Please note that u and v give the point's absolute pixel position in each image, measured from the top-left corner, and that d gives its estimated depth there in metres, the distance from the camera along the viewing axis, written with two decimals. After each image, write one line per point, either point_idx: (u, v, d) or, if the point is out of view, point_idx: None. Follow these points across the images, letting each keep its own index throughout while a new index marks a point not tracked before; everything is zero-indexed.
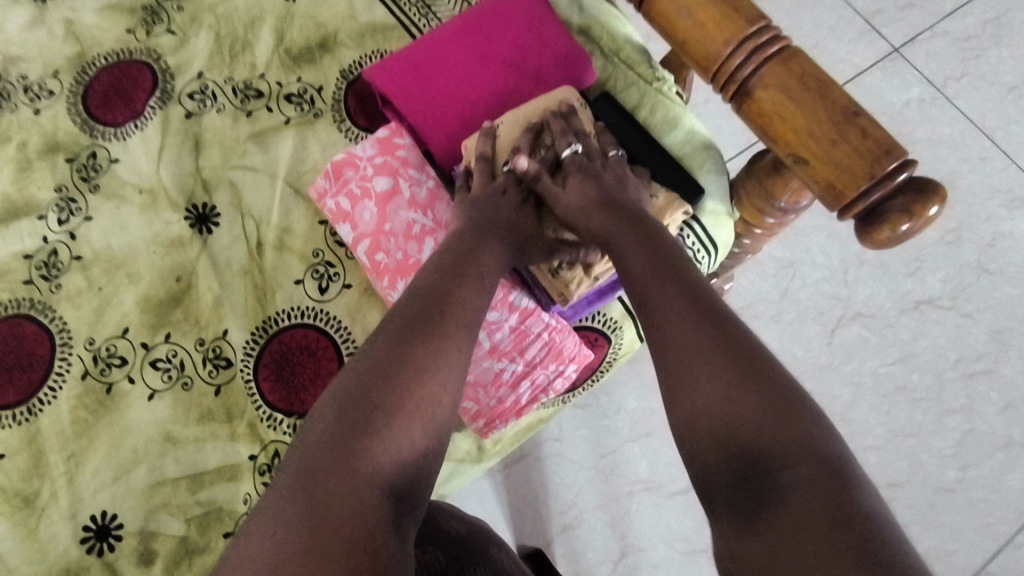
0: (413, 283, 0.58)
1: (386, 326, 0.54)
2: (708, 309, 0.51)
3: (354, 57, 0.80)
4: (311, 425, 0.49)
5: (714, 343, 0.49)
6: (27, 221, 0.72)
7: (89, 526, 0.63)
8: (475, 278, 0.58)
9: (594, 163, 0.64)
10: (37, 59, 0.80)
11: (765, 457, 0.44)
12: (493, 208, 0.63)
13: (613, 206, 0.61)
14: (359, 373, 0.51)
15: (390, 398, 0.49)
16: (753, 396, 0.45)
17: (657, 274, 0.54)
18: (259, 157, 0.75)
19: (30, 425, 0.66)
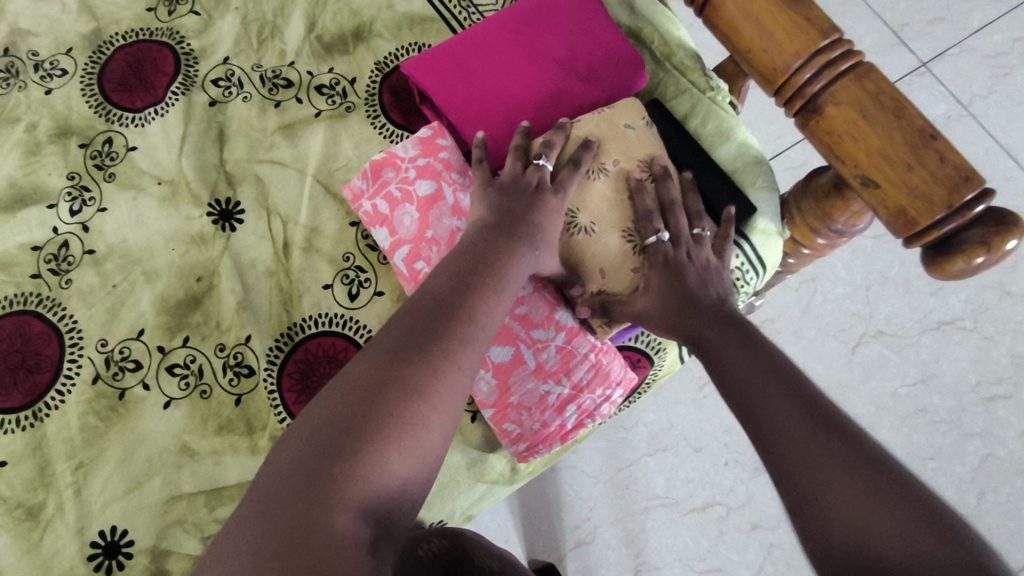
0: (426, 284, 0.53)
1: (402, 321, 0.49)
2: (811, 405, 0.46)
3: (390, 48, 0.75)
4: (301, 435, 0.43)
5: (814, 431, 0.44)
6: (35, 211, 0.67)
7: (97, 542, 0.59)
8: (491, 284, 0.53)
9: (677, 255, 0.59)
10: (48, 35, 0.74)
11: (899, 574, 0.37)
12: (525, 200, 0.59)
13: (702, 299, 0.57)
14: (361, 375, 0.45)
15: (396, 407, 0.43)
16: (876, 499, 0.39)
17: (746, 359, 0.51)
18: (288, 151, 0.71)
19: (35, 432, 0.61)
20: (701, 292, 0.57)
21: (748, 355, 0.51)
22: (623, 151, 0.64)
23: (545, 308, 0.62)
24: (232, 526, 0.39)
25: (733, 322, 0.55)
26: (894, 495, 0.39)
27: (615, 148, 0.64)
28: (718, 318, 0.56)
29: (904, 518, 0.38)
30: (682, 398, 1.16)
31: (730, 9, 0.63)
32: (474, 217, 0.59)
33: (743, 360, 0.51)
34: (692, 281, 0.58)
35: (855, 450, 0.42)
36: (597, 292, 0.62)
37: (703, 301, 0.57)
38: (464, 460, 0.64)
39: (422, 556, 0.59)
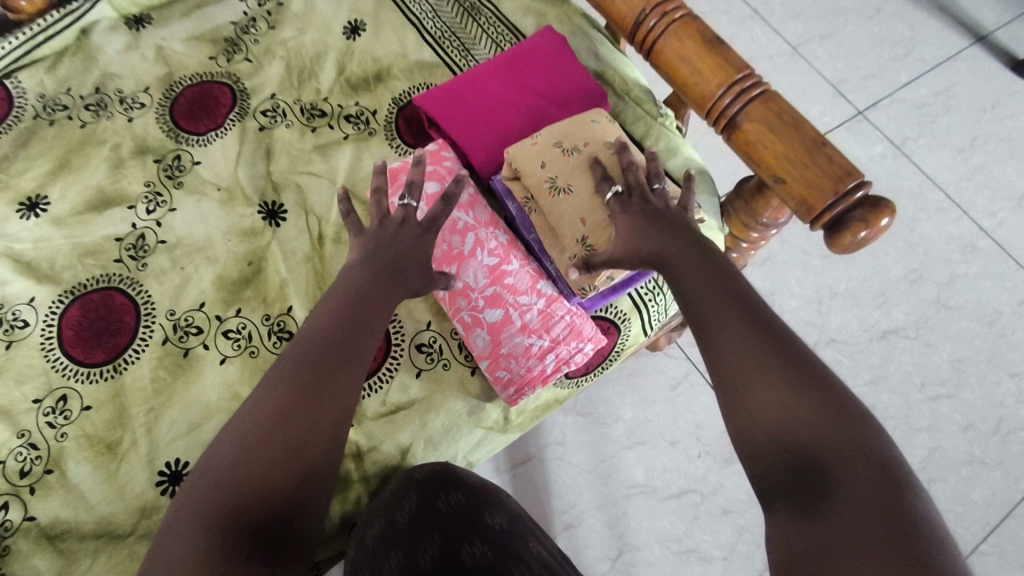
0: (318, 313, 0.64)
1: (287, 362, 0.60)
2: (772, 334, 0.57)
3: (404, 87, 0.94)
4: (220, 447, 0.56)
5: (772, 355, 0.55)
6: (118, 210, 0.83)
7: (164, 471, 0.72)
8: (370, 308, 0.64)
9: (636, 200, 0.70)
10: (131, 77, 0.93)
11: (820, 461, 0.48)
12: (392, 238, 0.69)
13: (678, 241, 0.67)
14: (249, 419, 0.56)
15: (281, 440, 0.54)
16: (814, 406, 0.51)
17: (716, 298, 0.61)
18: (322, 165, 0.88)
19: (115, 382, 0.75)
20: (668, 231, 0.67)
21: (721, 292, 0.61)
22: (591, 136, 0.77)
23: (529, 279, 0.77)
24: (155, 551, 0.51)
25: (707, 262, 0.65)
26: (827, 405, 0.51)
27: (582, 135, 0.78)
28: (699, 259, 0.65)
29: (829, 421, 0.50)
30: (657, 398, 1.30)
31: (668, 54, 0.82)
32: (355, 256, 0.69)
33: (712, 293, 0.61)
34: (653, 220, 0.68)
35: (797, 375, 0.53)
36: (583, 242, 0.73)
37: (678, 240, 0.67)
38: (465, 408, 0.77)
39: (414, 477, 0.70)
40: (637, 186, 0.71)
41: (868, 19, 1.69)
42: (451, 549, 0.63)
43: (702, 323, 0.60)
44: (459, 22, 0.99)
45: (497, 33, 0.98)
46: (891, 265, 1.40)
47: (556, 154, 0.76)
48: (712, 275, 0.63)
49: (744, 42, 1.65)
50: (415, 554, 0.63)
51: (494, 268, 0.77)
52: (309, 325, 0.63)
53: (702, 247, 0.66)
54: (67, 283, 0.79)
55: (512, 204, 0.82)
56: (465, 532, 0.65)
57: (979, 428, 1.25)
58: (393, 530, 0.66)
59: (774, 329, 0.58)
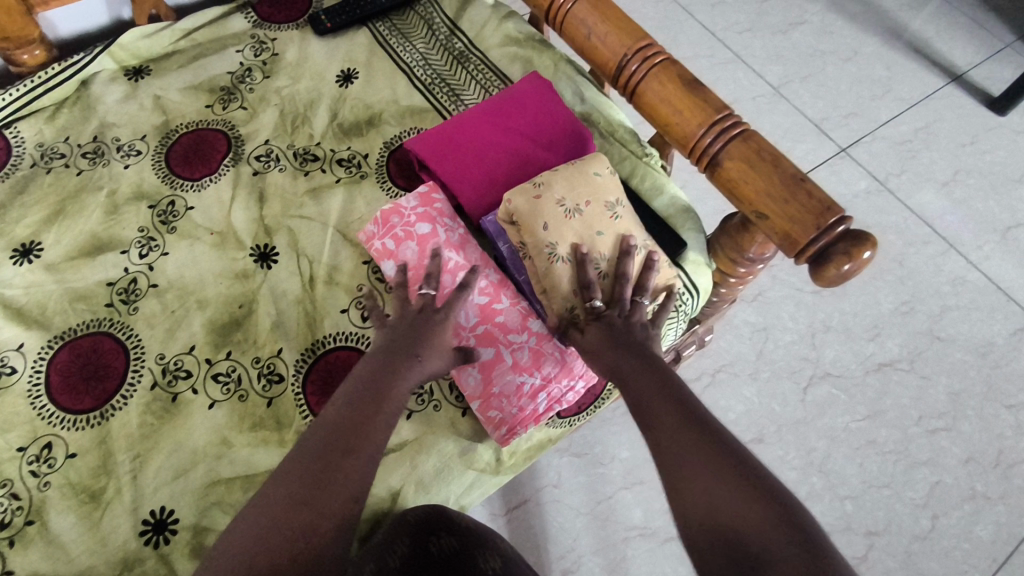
0: (337, 397, 0.65)
1: (296, 459, 0.60)
2: (709, 430, 0.58)
3: (395, 132, 0.97)
4: (233, 536, 0.56)
5: (711, 451, 0.56)
6: (111, 255, 0.84)
7: (148, 520, 0.70)
8: (389, 392, 0.64)
9: (612, 316, 0.71)
10: (128, 126, 0.95)
11: (750, 547, 0.50)
12: (413, 323, 0.69)
13: (629, 343, 0.68)
14: (255, 518, 0.56)
15: (283, 544, 0.54)
16: (742, 492, 0.53)
17: (654, 394, 0.63)
18: (314, 209, 0.89)
19: (102, 428, 0.74)
20: (627, 341, 0.68)
21: (657, 389, 0.63)
22: (591, 195, 0.77)
23: (520, 317, 0.77)
24: None
25: (645, 360, 0.67)
26: (761, 495, 0.52)
27: (582, 179, 0.79)
28: (639, 357, 0.67)
29: (756, 503, 0.52)
30: None
31: (651, 96, 0.85)
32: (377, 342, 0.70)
33: (650, 390, 0.64)
34: (622, 334, 0.69)
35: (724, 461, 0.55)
36: (571, 308, 0.73)
37: (631, 346, 0.68)
38: (456, 449, 0.76)
39: (405, 521, 0.68)
40: (622, 306, 0.72)
41: (847, 60, 1.75)
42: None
43: (645, 422, 0.62)
44: (448, 69, 1.03)
45: (485, 79, 1.01)
46: (882, 298, 1.41)
47: (557, 201, 0.76)
48: (650, 371, 0.65)
49: (727, 84, 1.70)
50: None
51: (485, 307, 0.77)
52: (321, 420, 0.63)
53: (645, 352, 0.68)
54: (57, 329, 0.79)
55: (504, 243, 0.82)
56: None
57: (979, 461, 1.23)
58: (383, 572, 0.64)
59: (700, 418, 0.60)
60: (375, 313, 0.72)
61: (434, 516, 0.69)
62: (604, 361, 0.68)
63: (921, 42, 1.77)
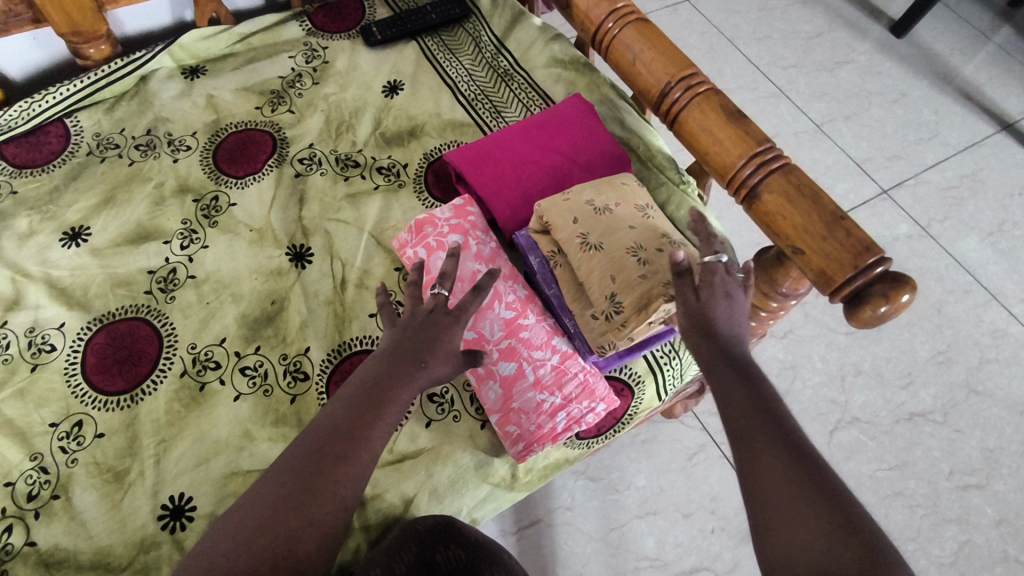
0: (339, 397, 0.64)
1: (292, 459, 0.60)
2: (805, 457, 0.53)
3: (435, 144, 0.99)
4: (227, 528, 0.57)
5: (804, 489, 0.51)
6: (154, 244, 0.87)
7: (167, 505, 0.71)
8: (390, 398, 0.63)
9: (730, 279, 0.64)
10: (181, 122, 0.99)
11: None
12: (422, 326, 0.67)
13: (731, 329, 0.62)
14: (245, 517, 0.57)
15: (267, 549, 0.55)
16: (850, 539, 0.47)
17: (750, 407, 0.57)
18: (351, 213, 0.91)
19: (130, 410, 0.76)
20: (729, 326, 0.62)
21: (752, 402, 0.58)
22: (621, 198, 0.79)
23: (545, 334, 0.77)
24: None
25: (738, 367, 0.61)
26: (862, 543, 0.47)
27: (615, 196, 0.80)
28: (733, 360, 0.61)
29: (865, 553, 0.46)
30: (671, 466, 1.26)
31: (692, 124, 0.85)
32: (385, 342, 0.68)
33: (744, 403, 0.58)
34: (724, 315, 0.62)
35: (827, 500, 0.50)
36: (612, 299, 0.72)
37: (735, 337, 0.62)
38: (473, 461, 0.76)
39: (414, 529, 0.68)
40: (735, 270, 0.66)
41: (894, 102, 1.72)
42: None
43: (738, 439, 0.56)
44: (492, 86, 1.04)
45: (527, 97, 1.03)
46: (917, 346, 1.37)
47: (589, 212, 0.77)
48: (746, 382, 0.59)
49: (769, 118, 1.69)
50: None
51: (511, 321, 0.77)
52: (321, 420, 0.62)
53: (738, 354, 0.61)
54: (97, 311, 0.82)
55: (535, 258, 0.82)
56: None
57: (1013, 523, 1.18)
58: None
59: (801, 446, 0.54)
60: (387, 317, 0.70)
61: (443, 526, 0.69)
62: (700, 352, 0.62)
63: (972, 89, 1.74)
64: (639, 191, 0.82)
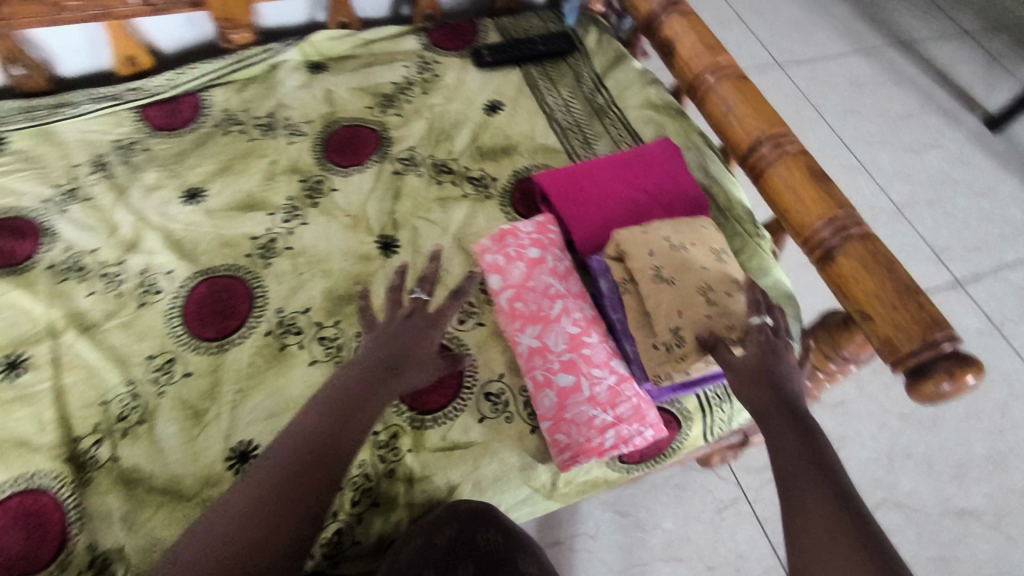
0: (323, 393, 0.70)
1: (281, 449, 0.65)
2: (853, 511, 0.57)
3: (526, 164, 1.05)
4: (223, 510, 0.62)
5: (847, 539, 0.55)
6: (261, 214, 0.96)
7: (235, 449, 0.77)
8: (370, 392, 0.70)
9: (778, 340, 0.69)
10: (299, 110, 1.08)
11: None
12: (401, 331, 0.75)
13: (784, 383, 0.66)
14: (243, 498, 0.62)
15: (256, 534, 0.59)
16: None
17: (801, 458, 0.61)
18: (440, 215, 0.98)
19: (217, 357, 0.83)
20: (778, 376, 0.66)
21: (805, 452, 0.61)
22: (697, 238, 0.83)
23: (606, 354, 0.81)
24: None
25: (795, 416, 0.64)
26: None
27: (691, 236, 0.83)
28: (790, 409, 0.65)
29: None
30: (701, 516, 1.25)
31: (776, 180, 0.88)
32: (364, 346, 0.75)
33: (798, 452, 0.62)
34: (770, 365, 0.67)
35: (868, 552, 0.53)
36: (676, 331, 0.75)
37: (785, 390, 0.66)
38: (518, 462, 0.79)
39: (458, 510, 0.71)
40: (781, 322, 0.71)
41: (980, 195, 1.70)
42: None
43: (787, 484, 0.61)
44: (586, 118, 1.11)
45: (617, 134, 1.08)
46: (973, 442, 1.33)
47: (666, 247, 0.81)
48: (798, 431, 0.63)
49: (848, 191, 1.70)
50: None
51: (576, 336, 0.81)
52: (299, 420, 0.67)
53: (795, 402, 0.65)
54: (203, 265, 0.90)
55: (606, 283, 0.86)
56: (500, 567, 0.65)
57: None
58: (426, 551, 0.66)
59: (850, 499, 0.58)
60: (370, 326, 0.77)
61: (485, 514, 0.71)
62: (747, 397, 0.66)
63: None
64: (716, 235, 0.85)
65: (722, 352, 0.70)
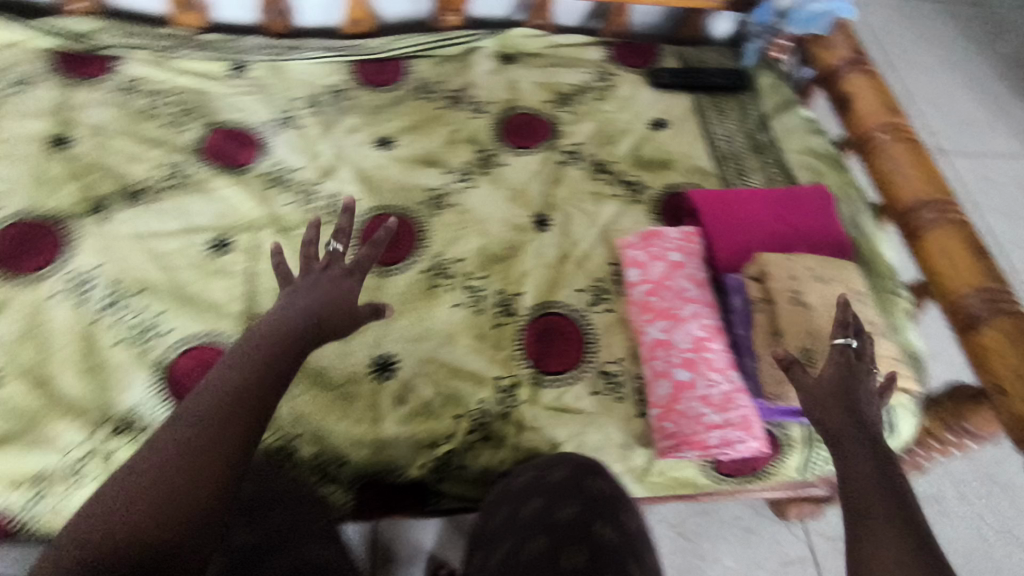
0: (237, 348, 0.64)
1: (195, 404, 0.58)
2: (919, 534, 0.54)
3: (679, 180, 1.11)
4: (129, 468, 0.54)
5: (922, 562, 0.52)
6: (437, 171, 1.08)
7: (378, 357, 0.89)
8: (288, 343, 0.65)
9: (861, 364, 0.68)
10: (485, 91, 1.18)
11: None
12: (332, 287, 0.72)
13: (859, 406, 0.65)
14: (152, 454, 0.55)
15: (174, 488, 0.53)
16: None
17: (873, 477, 0.59)
18: (591, 207, 1.06)
19: (379, 279, 0.95)
20: (854, 400, 0.65)
21: (878, 471, 0.59)
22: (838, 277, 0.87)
23: (726, 363, 0.85)
24: (57, 546, 0.50)
25: (869, 437, 0.63)
26: None
27: (835, 275, 0.87)
28: (863, 429, 0.63)
29: None
30: (763, 565, 1.24)
31: (932, 244, 0.89)
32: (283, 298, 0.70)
33: (867, 470, 0.59)
34: (845, 385, 0.66)
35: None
36: (806, 351, 0.79)
37: (854, 410, 0.64)
38: (620, 439, 0.85)
39: (565, 458, 0.76)
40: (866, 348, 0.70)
41: None
42: (587, 520, 0.68)
43: (854, 508, 0.57)
44: (746, 153, 1.15)
45: (772, 173, 1.13)
46: None
47: (807, 277, 0.86)
48: (865, 451, 0.61)
49: None
50: (549, 511, 0.69)
51: (701, 338, 0.86)
52: (212, 371, 0.61)
53: (870, 426, 0.63)
54: (382, 201, 1.03)
55: (738, 299, 0.90)
56: (602, 513, 0.69)
57: None
58: (542, 481, 0.73)
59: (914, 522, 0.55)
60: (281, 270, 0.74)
61: (589, 465, 0.74)
62: (819, 419, 0.65)
63: None
64: (858, 279, 0.88)
65: (797, 371, 0.69)
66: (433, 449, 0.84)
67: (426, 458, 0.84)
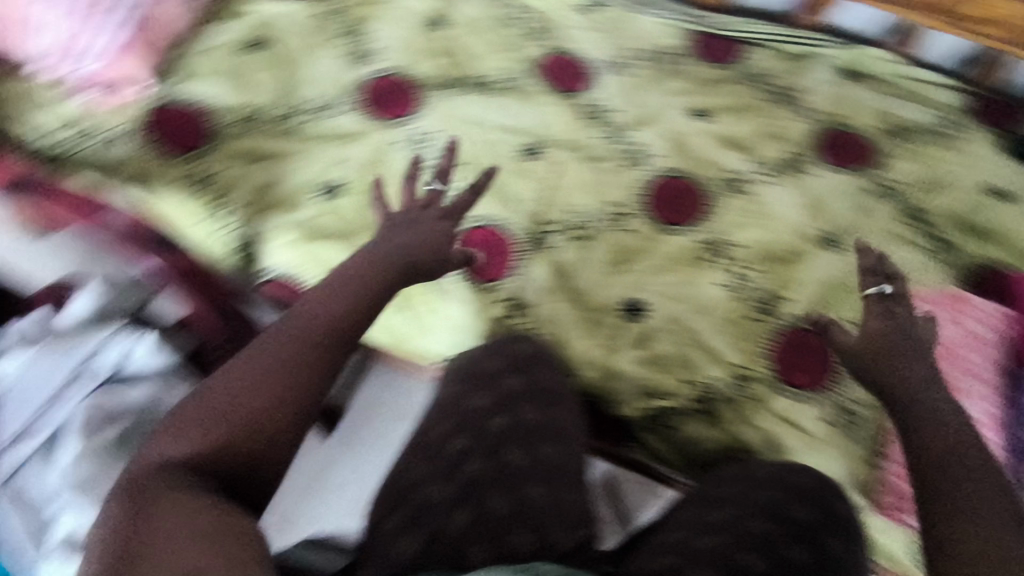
0: (319, 288, 0.68)
1: (278, 333, 0.62)
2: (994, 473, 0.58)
3: (1001, 257, 0.98)
4: (212, 387, 0.60)
5: (993, 493, 0.56)
6: (738, 154, 1.04)
7: (633, 300, 0.95)
8: (371, 289, 0.70)
9: (902, 306, 0.75)
10: (817, 94, 1.05)
11: None
12: (411, 223, 0.81)
13: (924, 373, 0.70)
14: (235, 374, 0.60)
15: (260, 406, 0.58)
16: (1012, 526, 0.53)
17: (945, 431, 0.62)
18: (889, 246, 0.98)
19: (657, 233, 1.00)
20: (901, 364, 0.71)
21: (953, 427, 0.63)
22: None
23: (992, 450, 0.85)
24: (156, 447, 0.58)
25: (942, 397, 0.67)
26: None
27: None
28: (936, 391, 0.68)
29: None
30: None
31: None
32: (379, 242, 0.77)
33: (944, 427, 0.63)
34: (896, 344, 0.72)
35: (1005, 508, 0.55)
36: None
37: (931, 379, 0.69)
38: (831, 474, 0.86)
39: (807, 469, 0.75)
40: (901, 289, 0.76)
41: None
42: (821, 528, 0.68)
43: (924, 454, 0.61)
44: None
45: None
46: None
47: None
48: (946, 410, 0.65)
49: None
50: (781, 508, 0.69)
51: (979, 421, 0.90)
52: (312, 299, 0.66)
53: (940, 389, 0.68)
54: (677, 165, 1.04)
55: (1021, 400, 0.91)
56: (835, 528, 0.68)
57: None
58: (780, 479, 0.73)
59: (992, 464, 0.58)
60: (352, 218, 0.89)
61: (832, 483, 0.73)
62: (881, 382, 0.71)
63: None
64: None
65: (834, 332, 0.78)
66: (653, 402, 0.91)
67: (645, 407, 0.92)
